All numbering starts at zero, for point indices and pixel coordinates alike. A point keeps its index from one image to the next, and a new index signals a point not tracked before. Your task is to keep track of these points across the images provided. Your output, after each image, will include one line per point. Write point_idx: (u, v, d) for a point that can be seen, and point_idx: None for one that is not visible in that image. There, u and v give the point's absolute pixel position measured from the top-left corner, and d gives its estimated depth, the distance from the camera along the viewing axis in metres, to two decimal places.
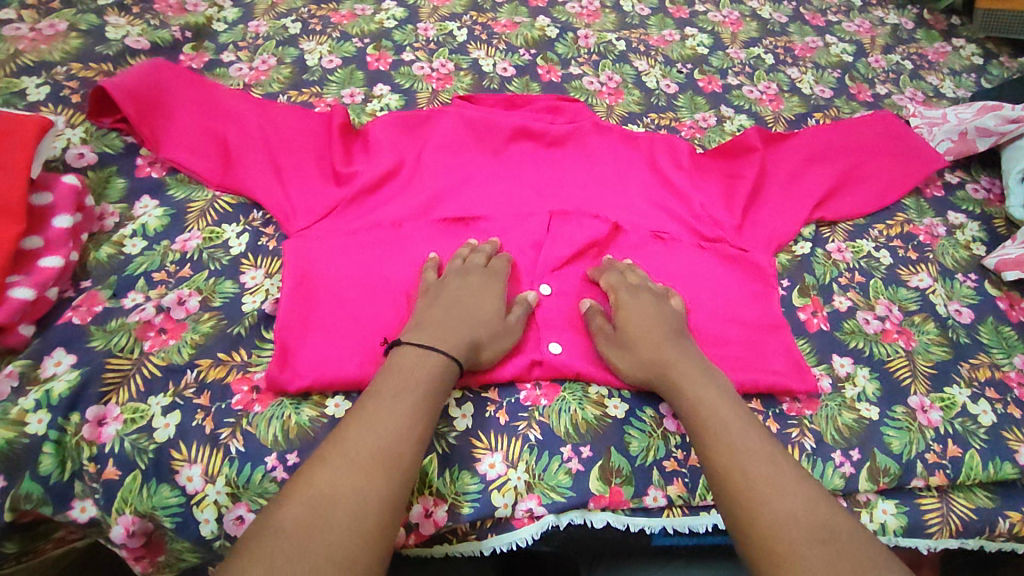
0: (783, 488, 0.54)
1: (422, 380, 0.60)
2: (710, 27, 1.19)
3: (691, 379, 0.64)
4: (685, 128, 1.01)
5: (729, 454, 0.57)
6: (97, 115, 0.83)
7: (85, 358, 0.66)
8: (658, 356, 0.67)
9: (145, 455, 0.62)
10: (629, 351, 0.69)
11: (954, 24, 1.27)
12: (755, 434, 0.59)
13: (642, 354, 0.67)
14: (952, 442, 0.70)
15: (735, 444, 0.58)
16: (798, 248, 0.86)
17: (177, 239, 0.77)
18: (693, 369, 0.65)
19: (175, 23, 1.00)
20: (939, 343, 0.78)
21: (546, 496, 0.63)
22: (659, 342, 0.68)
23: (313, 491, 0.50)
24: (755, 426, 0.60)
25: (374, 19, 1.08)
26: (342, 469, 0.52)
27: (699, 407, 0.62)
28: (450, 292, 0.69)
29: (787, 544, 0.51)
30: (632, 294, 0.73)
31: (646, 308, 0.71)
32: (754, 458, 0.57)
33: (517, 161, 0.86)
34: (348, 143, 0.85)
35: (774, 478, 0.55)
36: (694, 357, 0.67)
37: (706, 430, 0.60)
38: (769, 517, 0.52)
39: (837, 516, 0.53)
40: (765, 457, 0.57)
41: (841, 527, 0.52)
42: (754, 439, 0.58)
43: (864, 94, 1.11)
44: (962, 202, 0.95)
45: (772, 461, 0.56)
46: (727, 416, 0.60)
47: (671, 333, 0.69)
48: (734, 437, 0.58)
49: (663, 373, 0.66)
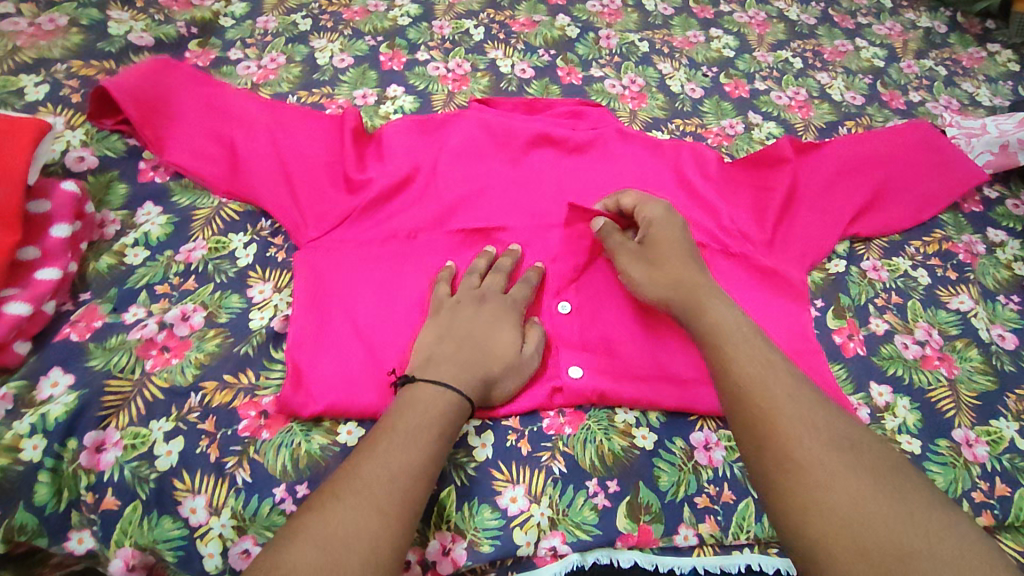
0: (798, 398, 0.53)
1: (438, 418, 0.56)
2: (736, 28, 1.14)
3: (714, 301, 0.62)
4: (712, 136, 0.97)
5: (744, 363, 0.56)
6: (98, 116, 0.79)
7: (84, 379, 0.62)
8: (685, 277, 0.65)
9: (146, 485, 0.59)
10: (652, 267, 0.67)
11: (989, 28, 1.21)
12: (771, 349, 0.58)
13: (668, 273, 0.65)
14: (1000, 480, 0.67)
15: (750, 356, 0.56)
16: (832, 266, 0.82)
17: (181, 249, 0.73)
18: (717, 294, 0.64)
19: (180, 19, 0.96)
20: (983, 371, 0.74)
21: (570, 534, 0.60)
22: (685, 265, 0.66)
23: (325, 532, 0.46)
24: (769, 343, 0.58)
25: (387, 16, 1.04)
26: (357, 510, 0.48)
27: (714, 324, 0.60)
28: (467, 322, 0.65)
29: (805, 452, 0.49)
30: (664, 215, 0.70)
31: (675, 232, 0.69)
32: (771, 369, 0.55)
33: (537, 170, 0.81)
34: (361, 148, 0.81)
35: (789, 389, 0.53)
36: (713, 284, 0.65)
37: (721, 344, 0.58)
38: (786, 421, 0.51)
39: (853, 425, 0.52)
40: (780, 368, 0.55)
41: (858, 436, 0.51)
42: (770, 354, 0.57)
43: (897, 101, 1.06)
44: (1003, 218, 0.90)
45: (788, 373, 0.55)
46: (742, 333, 0.59)
47: (693, 259, 0.67)
48: (748, 349, 0.57)
49: (688, 291, 0.63)
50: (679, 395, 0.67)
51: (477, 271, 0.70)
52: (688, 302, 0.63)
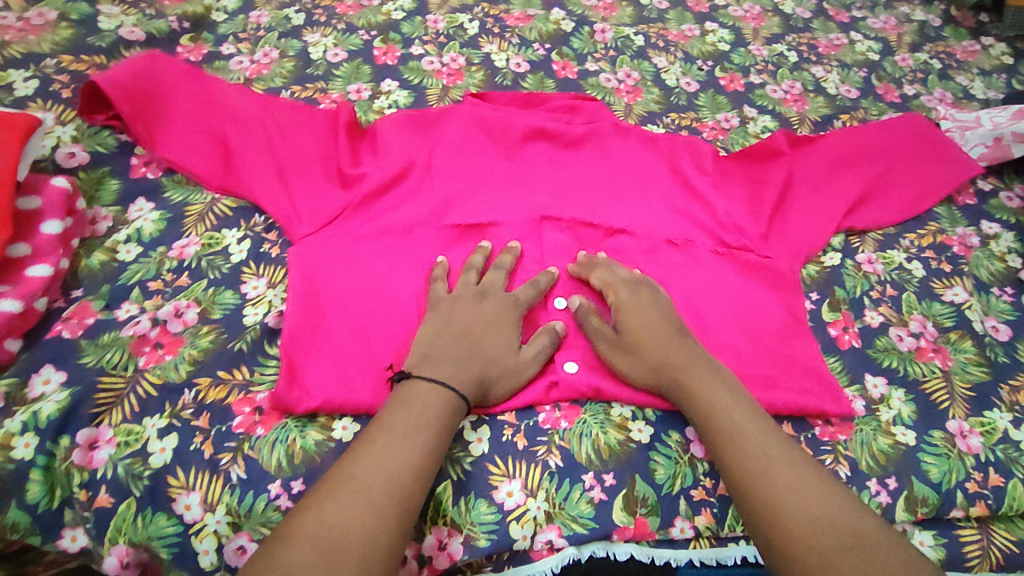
0: (803, 493, 0.52)
1: (434, 416, 0.56)
2: (731, 22, 1.14)
3: (699, 377, 0.61)
4: (707, 129, 0.96)
5: (745, 457, 0.55)
6: (89, 112, 0.79)
7: (76, 377, 0.62)
8: (664, 356, 0.64)
9: (140, 482, 0.58)
10: (631, 353, 0.65)
11: (982, 21, 1.21)
12: (774, 437, 0.56)
13: (647, 357, 0.64)
14: (994, 470, 0.67)
15: (750, 449, 0.55)
16: (827, 259, 0.82)
17: (174, 245, 0.73)
18: (704, 370, 0.62)
19: (171, 13, 0.95)
20: (977, 363, 0.75)
21: (566, 527, 0.60)
22: (660, 341, 0.65)
23: (321, 530, 0.46)
24: (768, 426, 0.57)
25: (381, 10, 1.03)
26: (353, 508, 0.48)
27: (707, 410, 0.59)
28: (465, 321, 0.64)
29: (819, 555, 0.48)
30: (631, 290, 0.69)
31: (648, 308, 0.67)
32: (771, 461, 0.54)
33: (532, 164, 0.81)
34: (355, 143, 0.80)
35: (795, 482, 0.52)
36: (700, 352, 0.64)
37: (721, 431, 0.58)
38: (794, 523, 0.50)
39: (863, 516, 0.50)
40: (780, 459, 0.54)
41: (869, 528, 0.50)
42: (769, 441, 0.56)
43: (891, 95, 1.06)
44: (996, 211, 0.91)
45: (791, 462, 0.54)
46: (741, 419, 0.58)
47: (675, 334, 0.65)
48: (749, 439, 0.56)
49: (670, 371, 0.63)
50: None
51: (474, 267, 0.70)
52: (672, 386, 0.63)
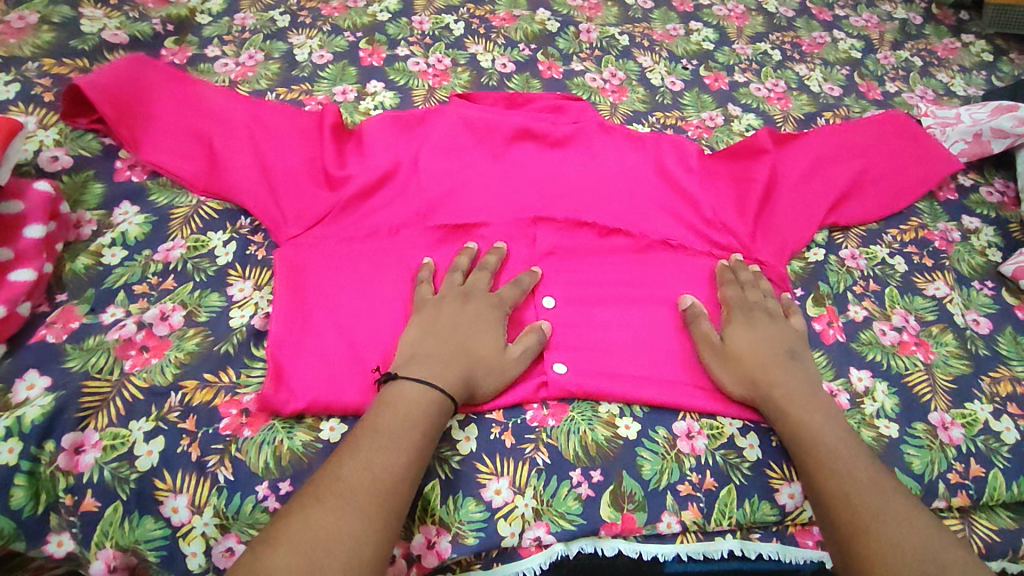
0: (890, 518, 0.53)
1: (421, 419, 0.56)
2: (715, 21, 1.15)
3: (801, 400, 0.63)
4: (692, 128, 0.97)
5: (834, 479, 0.56)
6: (72, 115, 0.78)
7: (60, 381, 0.62)
8: (769, 376, 0.65)
9: (126, 486, 0.58)
10: (734, 365, 0.66)
11: (962, 19, 1.23)
12: (870, 466, 0.57)
13: (750, 369, 0.66)
14: (975, 461, 0.68)
15: (840, 469, 0.57)
16: (811, 255, 0.83)
17: (160, 249, 0.73)
18: (814, 401, 0.63)
19: (155, 16, 0.95)
20: (958, 355, 0.76)
21: (554, 524, 0.61)
22: (768, 361, 0.66)
23: (306, 535, 0.47)
24: (861, 452, 0.59)
25: (367, 11, 1.03)
26: (337, 511, 0.48)
27: (803, 428, 0.61)
28: (451, 321, 0.65)
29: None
30: (745, 313, 0.70)
31: (761, 330, 0.68)
32: (861, 484, 0.56)
33: (518, 163, 0.81)
34: (340, 144, 0.80)
35: (882, 507, 0.54)
36: (803, 377, 0.65)
37: (813, 451, 0.59)
38: (879, 545, 0.51)
39: (948, 548, 0.52)
40: (874, 487, 0.55)
41: (952, 562, 0.51)
42: (861, 467, 0.57)
43: (874, 92, 1.07)
44: (976, 206, 0.92)
45: (880, 488, 0.55)
46: (833, 443, 0.59)
47: (790, 359, 0.66)
48: (841, 462, 0.58)
49: (771, 388, 0.64)
50: (662, 387, 0.67)
51: (460, 268, 0.70)
52: (770, 404, 0.64)
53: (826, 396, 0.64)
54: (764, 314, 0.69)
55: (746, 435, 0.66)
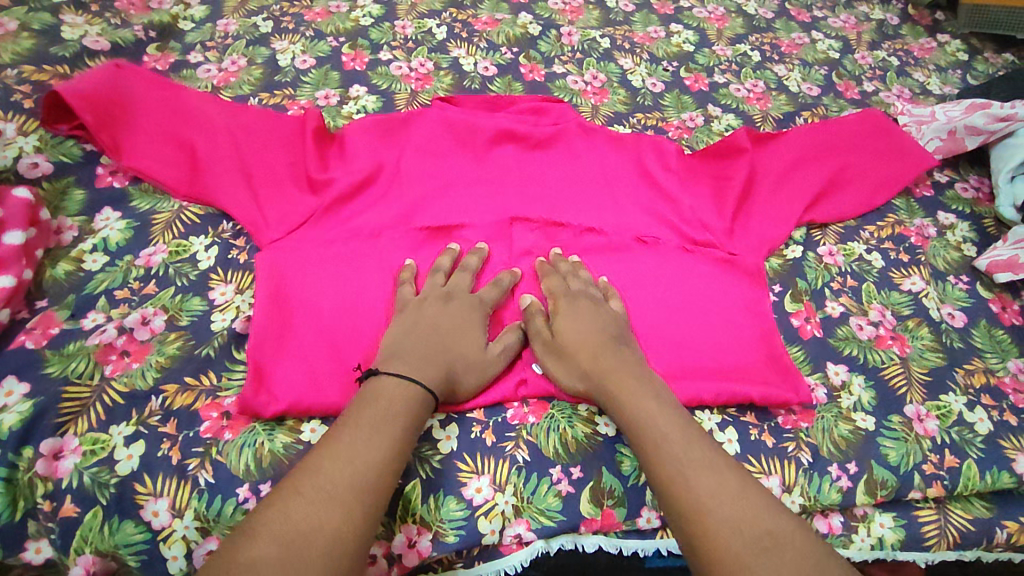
0: (724, 497, 0.51)
1: (402, 414, 0.57)
2: (696, 23, 1.16)
3: (626, 385, 0.61)
4: (672, 129, 0.98)
5: (667, 462, 0.54)
6: (53, 122, 0.79)
7: (39, 387, 0.61)
8: (596, 365, 0.63)
9: (106, 490, 0.58)
10: (565, 360, 0.65)
11: (938, 19, 1.25)
12: (698, 440, 0.56)
13: (579, 363, 0.64)
14: (949, 452, 0.69)
15: (674, 453, 0.55)
16: (789, 251, 0.84)
17: (141, 254, 0.73)
18: (634, 379, 0.61)
19: (137, 22, 0.95)
20: (934, 348, 0.77)
21: (535, 521, 0.61)
22: (597, 350, 0.64)
23: (285, 528, 0.47)
24: (693, 431, 0.57)
25: (349, 16, 1.04)
26: (318, 505, 0.49)
27: (635, 413, 0.59)
28: (431, 321, 0.65)
29: (737, 562, 0.47)
30: (570, 301, 0.68)
31: (588, 316, 0.67)
32: (692, 467, 0.53)
33: (500, 165, 0.82)
34: (322, 148, 0.81)
35: (717, 486, 0.52)
36: (631, 361, 0.63)
37: (648, 437, 0.57)
38: (712, 528, 0.50)
39: (782, 518, 0.50)
40: (704, 462, 0.54)
41: (786, 531, 0.50)
42: (695, 447, 0.55)
43: (851, 92, 1.09)
44: (952, 202, 0.93)
45: (713, 465, 0.54)
46: (664, 423, 0.57)
47: (612, 342, 0.65)
48: (674, 446, 0.55)
49: (602, 379, 0.62)
50: None
51: (441, 269, 0.71)
52: (603, 393, 0.62)
53: (654, 375, 0.63)
54: (589, 302, 0.68)
55: (724, 431, 0.68)
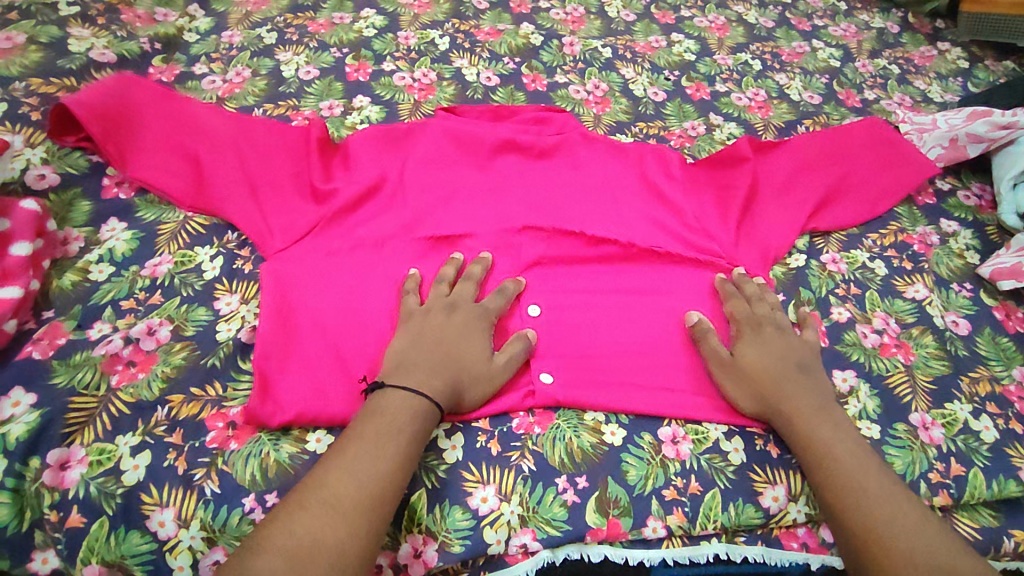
0: (905, 533, 0.55)
1: (405, 425, 0.57)
2: (696, 33, 1.17)
3: (809, 413, 0.64)
4: (674, 137, 0.99)
5: (845, 491, 0.58)
6: (59, 134, 0.79)
7: (46, 398, 0.62)
8: (780, 390, 0.65)
9: (112, 500, 0.58)
10: (744, 380, 0.67)
11: (938, 28, 1.26)
12: (876, 474, 0.59)
13: (759, 384, 0.66)
14: (955, 460, 0.69)
15: (851, 484, 0.59)
16: (793, 260, 0.84)
17: (147, 264, 0.73)
18: (820, 411, 0.64)
19: (143, 35, 0.96)
20: (938, 356, 0.77)
21: (540, 531, 0.61)
22: (778, 377, 0.66)
23: (290, 544, 0.47)
24: (872, 465, 0.60)
25: (353, 28, 1.05)
26: (322, 519, 0.49)
27: (813, 443, 0.62)
28: (436, 332, 0.65)
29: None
30: (755, 329, 0.70)
31: (773, 344, 0.69)
32: (879, 499, 0.57)
33: (503, 175, 0.82)
34: (327, 159, 0.81)
35: (898, 520, 0.56)
36: (818, 391, 0.66)
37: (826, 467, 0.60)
38: (892, 558, 0.54)
39: (960, 557, 0.54)
40: (883, 497, 0.57)
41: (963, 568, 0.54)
42: (872, 479, 0.59)
43: (852, 100, 1.09)
44: (954, 209, 0.94)
45: (890, 500, 0.57)
46: (841, 453, 0.61)
47: (802, 370, 0.67)
48: (853, 476, 0.59)
49: (782, 403, 0.65)
50: (646, 393, 0.68)
51: (446, 279, 0.71)
52: (782, 418, 0.65)
53: (837, 406, 0.65)
54: (775, 329, 0.70)
55: (731, 439, 0.67)
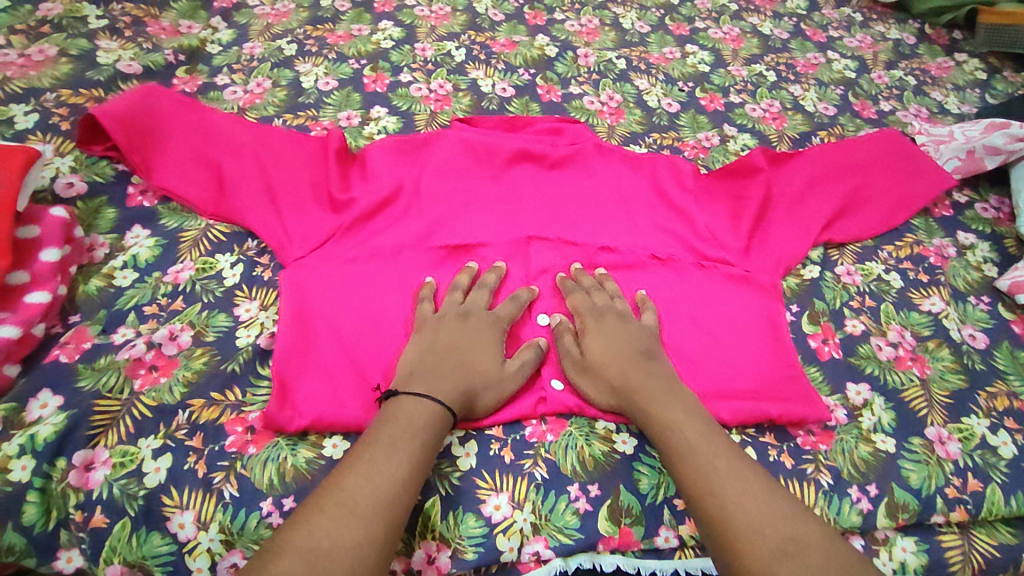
0: (748, 505, 0.53)
1: (419, 431, 0.57)
2: (711, 44, 1.17)
3: (658, 398, 0.62)
4: (688, 148, 0.99)
5: (695, 471, 0.56)
6: (88, 143, 0.82)
7: (72, 400, 0.63)
8: (626, 381, 0.65)
9: (135, 502, 0.60)
10: (596, 376, 0.67)
11: (955, 38, 1.25)
12: (719, 448, 0.58)
13: (607, 378, 0.66)
14: (972, 475, 0.69)
15: (700, 463, 0.56)
16: (807, 272, 0.84)
17: (169, 271, 0.75)
18: (665, 394, 0.63)
19: (168, 46, 0.99)
20: (954, 370, 0.77)
21: (553, 539, 0.61)
22: (624, 368, 0.65)
23: (309, 546, 0.48)
24: (720, 442, 0.59)
25: (371, 39, 1.06)
26: (339, 521, 0.49)
27: (662, 428, 0.61)
28: (448, 339, 0.66)
29: (757, 564, 0.49)
30: (598, 320, 0.70)
31: (613, 334, 0.68)
32: (724, 472, 0.56)
33: (518, 185, 0.83)
34: (345, 168, 0.82)
35: (742, 494, 0.54)
36: (664, 378, 0.65)
37: (676, 449, 0.58)
38: (739, 534, 0.51)
39: (804, 524, 0.52)
40: (728, 471, 0.56)
41: (810, 535, 0.51)
42: (720, 456, 0.57)
43: (868, 111, 1.09)
44: (972, 222, 0.93)
45: (738, 474, 0.55)
46: (691, 434, 0.59)
47: (646, 356, 0.67)
48: (697, 455, 0.57)
49: (629, 392, 0.64)
50: None
51: (458, 287, 0.72)
52: (634, 408, 0.63)
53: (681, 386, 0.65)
54: (616, 317, 0.70)
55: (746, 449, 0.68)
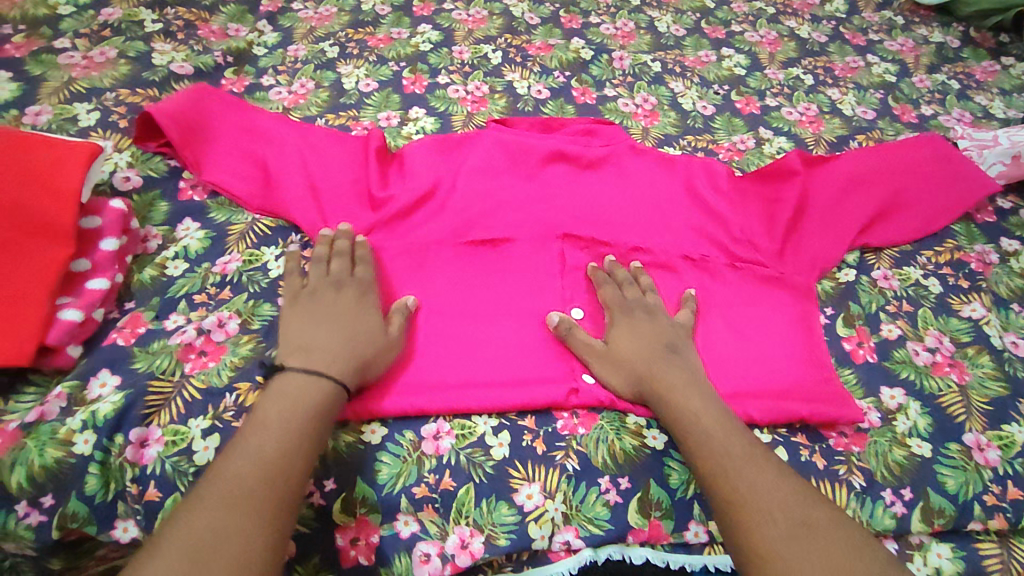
0: (761, 490, 0.56)
1: (305, 402, 0.59)
2: (747, 47, 1.17)
3: (680, 389, 0.64)
4: (723, 151, 0.99)
5: (710, 457, 0.59)
6: (143, 138, 0.85)
7: (128, 380, 0.67)
8: (649, 370, 0.66)
9: (185, 477, 0.63)
10: (618, 366, 0.68)
11: (1002, 41, 1.22)
12: (736, 437, 0.60)
13: (630, 368, 0.68)
14: (1012, 484, 0.68)
15: (715, 449, 0.59)
16: (842, 275, 0.83)
17: (217, 262, 0.78)
18: (690, 388, 0.65)
19: (217, 48, 1.03)
20: (995, 377, 0.75)
21: (583, 528, 0.63)
22: (649, 359, 0.67)
23: (192, 530, 0.49)
24: (735, 429, 0.61)
25: (409, 42, 1.09)
26: (225, 504, 0.51)
27: (682, 416, 0.63)
28: (326, 311, 0.68)
29: (767, 544, 0.52)
30: (626, 315, 0.71)
31: (640, 328, 0.70)
32: (738, 458, 0.58)
33: (553, 185, 0.85)
34: (384, 166, 0.85)
35: (756, 478, 0.56)
36: (689, 373, 0.66)
37: (693, 436, 0.61)
38: (751, 517, 0.54)
39: (814, 507, 0.55)
40: (743, 458, 0.58)
41: (818, 517, 0.54)
42: (734, 441, 0.59)
43: (908, 115, 1.08)
44: (1016, 228, 0.91)
45: (752, 460, 0.58)
46: (707, 422, 0.61)
47: (670, 349, 0.68)
48: (714, 442, 0.59)
49: (650, 383, 0.66)
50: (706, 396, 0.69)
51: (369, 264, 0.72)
52: (656, 398, 0.65)
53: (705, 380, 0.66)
54: (645, 313, 0.71)
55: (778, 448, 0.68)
